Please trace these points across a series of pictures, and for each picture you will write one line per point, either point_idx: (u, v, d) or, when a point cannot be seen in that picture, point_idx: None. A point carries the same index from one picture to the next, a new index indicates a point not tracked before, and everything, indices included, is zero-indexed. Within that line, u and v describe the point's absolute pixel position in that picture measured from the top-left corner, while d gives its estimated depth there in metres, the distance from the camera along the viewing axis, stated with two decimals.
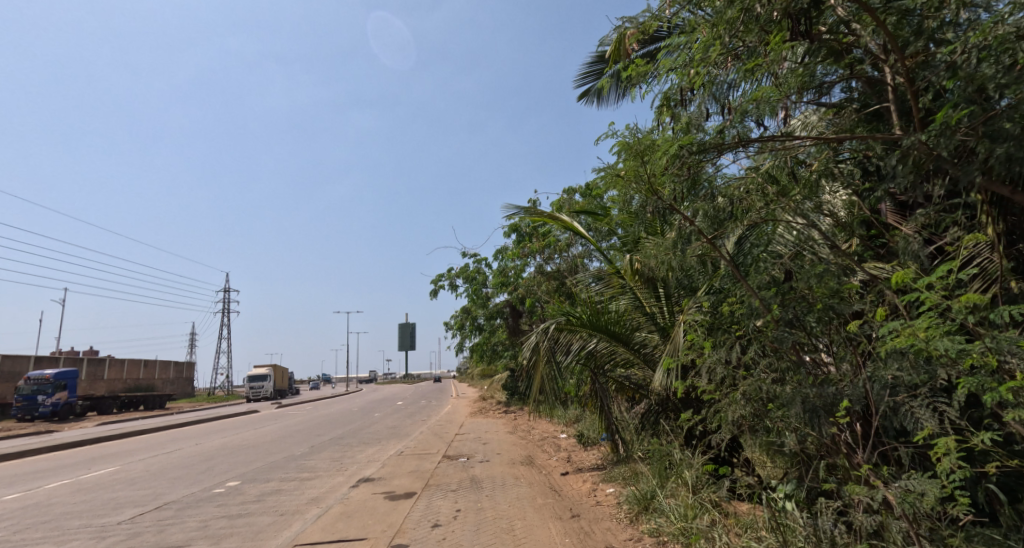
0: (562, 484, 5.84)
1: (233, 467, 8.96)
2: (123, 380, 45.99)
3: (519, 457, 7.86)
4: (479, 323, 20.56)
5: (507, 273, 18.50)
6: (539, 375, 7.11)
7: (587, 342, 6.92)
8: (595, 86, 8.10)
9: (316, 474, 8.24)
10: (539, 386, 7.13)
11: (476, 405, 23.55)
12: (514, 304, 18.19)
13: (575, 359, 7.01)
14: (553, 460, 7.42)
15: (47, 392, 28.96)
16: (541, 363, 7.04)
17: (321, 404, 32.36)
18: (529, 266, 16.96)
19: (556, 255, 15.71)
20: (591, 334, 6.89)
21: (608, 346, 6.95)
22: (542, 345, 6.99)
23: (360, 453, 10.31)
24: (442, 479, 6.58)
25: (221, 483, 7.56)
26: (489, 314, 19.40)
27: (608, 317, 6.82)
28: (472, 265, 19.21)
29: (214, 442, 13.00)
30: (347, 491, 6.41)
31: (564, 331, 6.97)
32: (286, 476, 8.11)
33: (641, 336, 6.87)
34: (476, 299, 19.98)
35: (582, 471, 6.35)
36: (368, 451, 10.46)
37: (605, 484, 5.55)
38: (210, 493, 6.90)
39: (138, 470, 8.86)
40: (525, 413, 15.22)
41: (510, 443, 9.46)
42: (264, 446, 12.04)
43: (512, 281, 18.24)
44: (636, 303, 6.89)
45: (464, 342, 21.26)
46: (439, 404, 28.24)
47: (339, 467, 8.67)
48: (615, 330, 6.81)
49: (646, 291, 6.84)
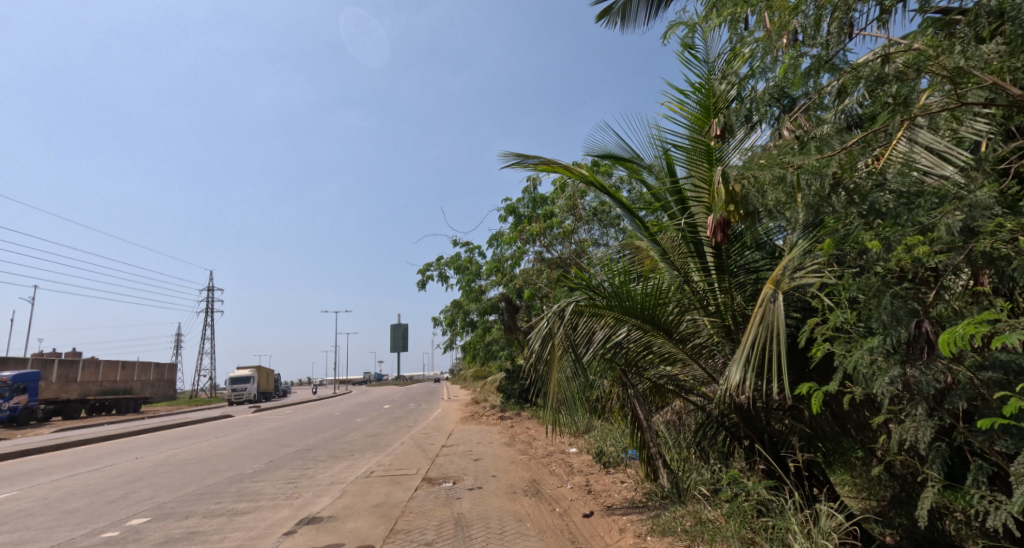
0: (588, 536, 3.99)
1: (155, 494, 7.02)
2: (97, 383, 43.64)
3: (520, 483, 6.00)
4: (471, 319, 18.45)
5: (503, 263, 16.66)
6: (552, 379, 5.16)
7: (615, 331, 5.12)
8: (618, 2, 6.30)
9: (257, 505, 6.34)
10: (553, 391, 5.16)
11: (469, 409, 21.63)
12: (511, 297, 16.53)
13: (598, 353, 5.22)
14: (566, 488, 5.59)
15: (4, 396, 26.70)
16: (556, 360, 5.09)
17: (301, 407, 30.27)
18: (528, 255, 15.12)
19: (558, 242, 14.10)
20: (618, 317, 5.06)
21: (643, 336, 5.14)
22: (556, 334, 5.06)
23: (322, 473, 8.39)
24: (415, 521, 4.72)
25: (120, 522, 5.63)
26: (483, 309, 17.53)
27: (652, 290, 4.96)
28: (464, 253, 17.41)
29: (158, 457, 11.00)
30: (280, 539, 4.55)
31: (586, 316, 5.10)
32: (215, 508, 6.19)
33: (689, 321, 5.18)
34: (467, 293, 18.04)
35: (613, 512, 4.52)
36: (332, 470, 8.54)
37: (657, 540, 3.70)
38: (94, 539, 5.00)
39: (27, 499, 6.85)
40: (524, 421, 13.37)
41: (507, 462, 7.57)
42: (212, 462, 10.09)
43: (508, 272, 16.51)
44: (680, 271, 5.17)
45: (455, 341, 19.38)
46: (428, 407, 26.29)
47: (288, 496, 6.77)
48: (655, 315, 5.02)
49: (697, 252, 5.14)
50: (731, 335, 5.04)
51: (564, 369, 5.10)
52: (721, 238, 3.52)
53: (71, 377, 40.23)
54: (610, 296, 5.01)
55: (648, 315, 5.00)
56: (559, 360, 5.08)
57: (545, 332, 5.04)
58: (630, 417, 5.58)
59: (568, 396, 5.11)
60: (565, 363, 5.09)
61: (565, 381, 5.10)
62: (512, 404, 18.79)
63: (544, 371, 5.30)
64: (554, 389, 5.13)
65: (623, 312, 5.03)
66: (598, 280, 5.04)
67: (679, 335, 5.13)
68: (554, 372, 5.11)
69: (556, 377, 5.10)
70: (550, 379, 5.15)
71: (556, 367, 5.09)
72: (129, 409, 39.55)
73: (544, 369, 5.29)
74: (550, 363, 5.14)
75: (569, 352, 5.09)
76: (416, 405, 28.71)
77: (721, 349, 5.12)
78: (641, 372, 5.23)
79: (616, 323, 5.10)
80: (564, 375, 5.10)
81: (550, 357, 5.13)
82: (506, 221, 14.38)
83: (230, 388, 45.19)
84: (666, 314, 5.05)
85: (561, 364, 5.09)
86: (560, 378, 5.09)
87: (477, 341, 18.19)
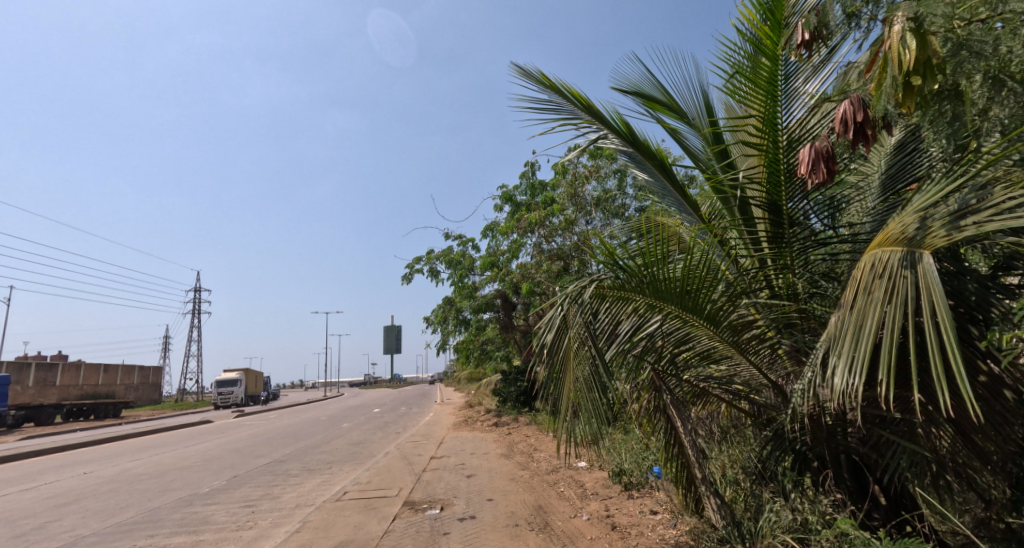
0: None
1: (79, 525, 5.81)
2: (76, 387, 42.11)
3: (522, 511, 4.86)
4: (464, 317, 17.20)
5: (498, 257, 15.52)
6: (568, 382, 3.94)
7: (646, 322, 3.95)
8: None
9: (197, 538, 5.15)
10: (572, 398, 3.94)
11: (462, 413, 20.41)
12: (507, 292, 15.48)
13: (624, 348, 4.04)
14: (582, 520, 4.42)
15: None
16: (572, 358, 3.92)
17: (287, 411, 28.93)
18: (526, 247, 14.01)
19: (558, 232, 13.36)
20: (652, 303, 3.88)
21: (681, 327, 3.96)
22: (570, 323, 3.90)
23: (289, 493, 7.21)
24: None
25: None
26: (476, 307, 16.31)
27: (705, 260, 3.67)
28: (456, 246, 16.27)
29: (108, 472, 9.78)
30: None
31: (609, 301, 3.98)
32: (143, 544, 5.01)
33: (743, 309, 3.96)
34: (460, 289, 16.85)
35: None
36: (300, 490, 7.34)
37: None
38: None
39: None
40: (523, 427, 12.23)
41: (504, 480, 6.40)
42: (167, 478, 8.86)
43: (504, 265, 15.42)
44: (718, 243, 4.10)
45: (448, 340, 18.19)
46: (419, 411, 25.03)
47: (239, 526, 5.57)
48: (700, 300, 3.82)
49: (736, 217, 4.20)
50: (793, 328, 3.96)
51: (585, 371, 3.86)
52: (824, 169, 2.39)
53: (48, 381, 38.68)
54: (646, 276, 3.78)
55: (692, 301, 3.80)
56: (578, 361, 3.89)
57: (560, 321, 3.87)
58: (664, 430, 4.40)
59: (592, 409, 3.82)
60: (585, 363, 3.87)
61: (585, 389, 3.86)
62: (509, 408, 17.57)
63: (557, 372, 4.08)
64: (572, 396, 3.93)
65: (659, 298, 3.85)
66: (625, 250, 3.84)
67: (728, 326, 3.94)
68: (571, 374, 3.91)
69: (574, 378, 3.89)
70: (566, 383, 3.95)
71: (574, 367, 3.90)
72: (108, 414, 38.02)
73: (557, 370, 4.08)
74: (566, 363, 3.96)
75: (593, 346, 3.88)
76: (408, 409, 27.43)
77: (779, 345, 3.96)
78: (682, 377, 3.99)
79: (649, 311, 3.93)
80: (584, 378, 3.87)
81: (566, 353, 3.96)
82: (502, 210, 13.24)
83: (214, 391, 43.73)
84: (714, 299, 3.86)
85: (582, 364, 3.88)
86: (580, 379, 3.87)
87: (470, 342, 17.00)
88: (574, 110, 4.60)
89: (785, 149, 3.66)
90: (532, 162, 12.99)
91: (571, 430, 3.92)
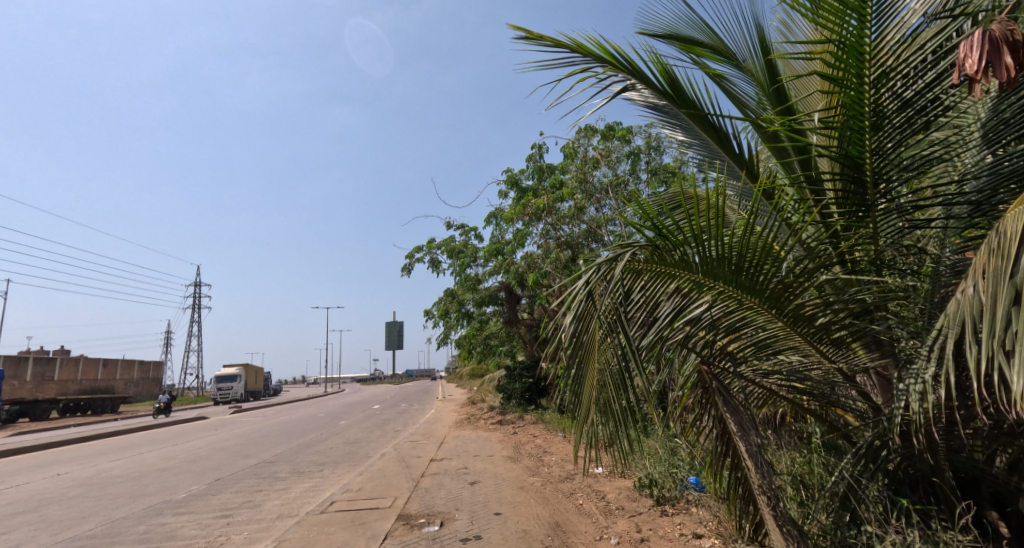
0: None
1: (26, 539, 5.08)
2: (76, 381, 41.62)
3: (537, 530, 4.09)
4: (467, 310, 16.41)
5: (504, 245, 14.75)
6: (590, 379, 3.15)
7: (690, 304, 3.07)
8: None
9: None
10: (595, 396, 3.15)
11: (465, 410, 19.75)
12: (513, 283, 14.75)
13: (661, 338, 3.18)
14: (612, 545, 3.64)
15: None
16: (595, 349, 3.09)
17: (286, 407, 28.39)
18: (533, 235, 13.22)
19: (566, 220, 12.65)
20: (698, 284, 3.02)
21: (735, 310, 3.09)
22: (596, 304, 3.06)
23: (272, 501, 6.46)
24: None
25: None
26: (480, 299, 15.60)
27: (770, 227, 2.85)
28: (459, 235, 15.51)
29: (85, 473, 9.09)
30: None
31: (645, 279, 3.11)
32: None
33: (810, 292, 3.07)
34: (462, 280, 16.10)
35: None
36: (285, 497, 6.58)
37: None
38: None
39: None
40: (530, 426, 11.54)
41: (513, 490, 5.62)
42: (144, 481, 8.12)
43: (509, 255, 14.67)
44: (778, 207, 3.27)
45: (449, 334, 17.48)
46: (422, 407, 24.41)
47: (208, 542, 4.83)
48: (758, 278, 2.98)
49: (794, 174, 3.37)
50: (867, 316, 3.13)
51: (610, 367, 3.08)
52: (1008, 65, 1.60)
53: (48, 375, 38.23)
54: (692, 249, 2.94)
55: (749, 279, 2.98)
56: (599, 356, 3.09)
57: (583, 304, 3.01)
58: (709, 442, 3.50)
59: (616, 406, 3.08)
60: (610, 359, 3.07)
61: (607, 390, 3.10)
62: (514, 406, 16.80)
63: (575, 371, 3.21)
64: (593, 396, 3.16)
65: (706, 277, 3.00)
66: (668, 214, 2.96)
67: (796, 313, 3.07)
68: (594, 369, 3.12)
69: (597, 373, 3.11)
70: (587, 381, 3.16)
71: (596, 360, 3.10)
72: (106, 409, 37.49)
73: (575, 368, 3.21)
74: (586, 357, 3.12)
75: (620, 337, 3.03)
76: (410, 405, 26.87)
77: (852, 336, 3.14)
78: (737, 376, 3.06)
79: (693, 294, 3.06)
80: (610, 373, 3.08)
81: (587, 346, 3.09)
82: (507, 195, 12.44)
83: (214, 386, 43.20)
84: (779, 277, 2.99)
85: (605, 358, 3.08)
86: (603, 378, 3.10)
87: (474, 336, 16.21)
88: (591, 59, 3.80)
89: (872, 84, 2.76)
90: (539, 144, 12.16)
91: (592, 436, 3.12)
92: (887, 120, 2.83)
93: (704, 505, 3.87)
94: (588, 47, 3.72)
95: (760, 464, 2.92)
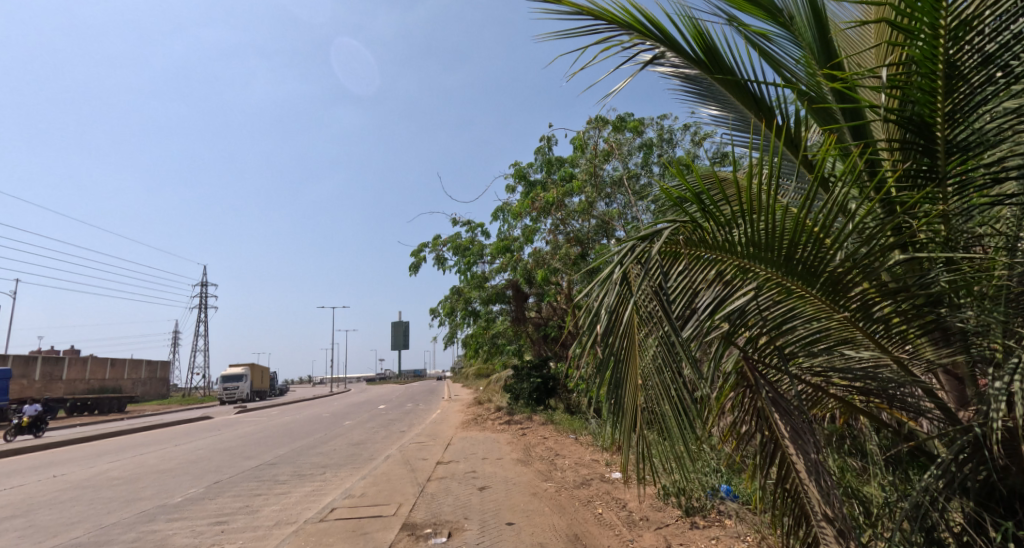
0: None
1: None
2: (84, 380, 41.64)
3: (554, 543, 3.72)
4: (473, 308, 16.07)
5: (511, 241, 14.33)
6: (628, 377, 2.70)
7: (733, 292, 2.73)
8: None
9: None
10: (638, 398, 2.64)
11: (472, 410, 19.45)
12: (520, 280, 14.40)
13: (702, 332, 2.81)
14: None
15: None
16: (634, 341, 2.64)
17: (291, 407, 28.18)
18: (541, 231, 12.85)
19: (576, 215, 12.27)
20: (743, 268, 2.66)
21: (784, 301, 2.71)
22: (628, 290, 2.73)
23: (269, 506, 6.13)
24: None
25: None
26: (487, 297, 15.25)
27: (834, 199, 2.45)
28: (465, 231, 15.16)
29: (81, 475, 8.80)
30: None
31: (683, 263, 2.83)
32: None
33: (868, 286, 2.67)
34: (468, 278, 15.76)
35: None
36: (283, 503, 6.25)
37: None
38: None
39: None
40: (539, 428, 11.18)
41: (525, 497, 5.25)
42: (140, 484, 7.82)
43: (516, 251, 14.30)
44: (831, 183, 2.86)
45: (455, 333, 17.13)
46: (428, 408, 24.13)
47: None
48: (814, 265, 2.57)
49: (848, 147, 2.99)
50: (937, 308, 2.71)
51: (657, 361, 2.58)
52: None
53: (56, 375, 38.23)
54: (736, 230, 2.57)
55: (802, 265, 2.58)
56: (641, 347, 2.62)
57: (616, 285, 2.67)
58: (753, 454, 3.03)
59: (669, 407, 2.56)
60: (657, 350, 2.60)
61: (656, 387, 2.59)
62: (522, 406, 16.42)
63: (608, 366, 2.79)
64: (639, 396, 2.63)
65: (752, 260, 2.63)
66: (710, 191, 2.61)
67: (853, 303, 2.70)
68: (630, 366, 2.68)
69: (641, 370, 2.61)
70: (624, 379, 2.71)
71: (639, 353, 2.62)
72: (112, 408, 37.39)
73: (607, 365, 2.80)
74: (621, 350, 2.70)
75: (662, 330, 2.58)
76: (416, 405, 26.63)
77: (913, 332, 2.78)
78: (789, 375, 2.68)
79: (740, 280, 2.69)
80: (657, 369, 2.59)
81: (623, 335, 2.69)
82: (515, 190, 12.08)
83: (221, 386, 43.13)
84: (837, 263, 2.59)
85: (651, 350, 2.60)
86: (650, 372, 2.60)
87: (480, 335, 15.87)
88: (615, 27, 3.45)
89: (948, 37, 2.31)
90: (547, 136, 11.79)
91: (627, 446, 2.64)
92: (964, 79, 2.40)
93: (747, 521, 3.47)
94: (612, 13, 3.37)
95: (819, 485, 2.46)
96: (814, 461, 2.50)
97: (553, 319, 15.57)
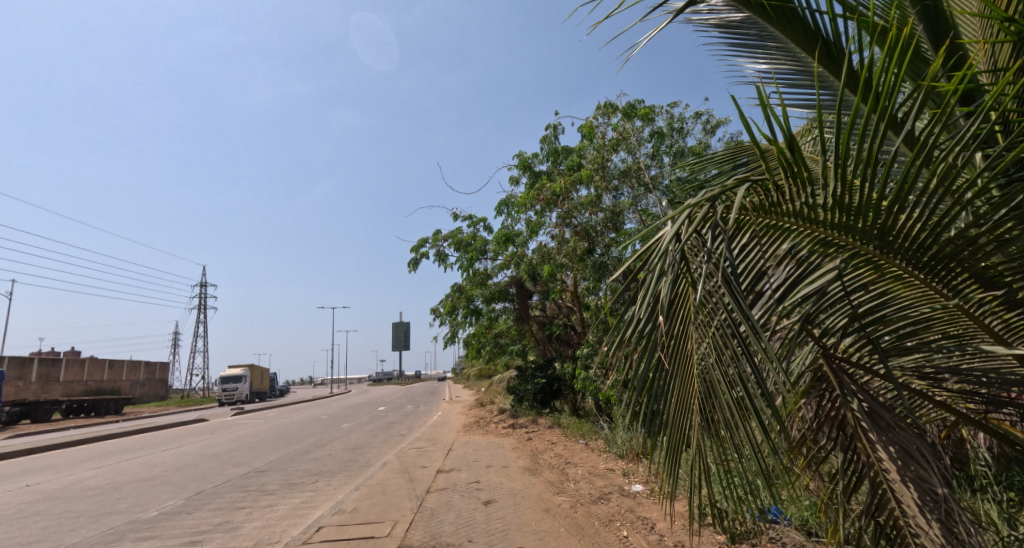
0: None
1: None
2: (82, 381, 41.07)
3: None
4: (476, 307, 15.47)
5: (515, 234, 13.71)
6: (684, 386, 1.91)
7: (812, 273, 2.01)
8: None
9: None
10: (700, 416, 1.82)
11: (474, 413, 18.86)
12: (524, 277, 13.82)
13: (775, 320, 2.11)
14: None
15: None
16: (693, 337, 1.84)
17: (290, 409, 27.64)
18: (546, 225, 12.28)
19: (583, 208, 11.69)
20: (825, 241, 1.99)
21: (878, 284, 2.09)
22: (680, 265, 1.91)
23: (251, 523, 5.51)
24: None
25: None
26: (489, 295, 14.67)
27: (967, 130, 1.75)
28: (467, 226, 14.58)
29: (55, 484, 8.18)
30: None
31: (751, 233, 2.12)
32: None
33: (996, 267, 2.03)
34: (470, 275, 15.18)
35: None
36: (267, 518, 5.62)
37: None
38: None
39: None
40: (546, 432, 10.60)
41: (536, 514, 4.63)
42: (115, 495, 7.19)
43: (520, 245, 13.69)
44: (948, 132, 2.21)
45: (457, 332, 16.54)
46: (429, 409, 23.57)
47: None
48: (927, 237, 1.93)
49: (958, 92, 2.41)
50: None
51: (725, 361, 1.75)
52: None
53: (54, 376, 37.63)
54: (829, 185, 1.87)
55: (907, 234, 1.94)
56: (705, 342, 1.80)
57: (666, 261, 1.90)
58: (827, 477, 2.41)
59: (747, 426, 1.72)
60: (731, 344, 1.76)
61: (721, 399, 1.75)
62: (526, 409, 15.79)
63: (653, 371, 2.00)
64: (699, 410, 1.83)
65: (838, 231, 1.97)
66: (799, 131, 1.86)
67: (968, 289, 2.08)
68: (685, 368, 1.88)
69: (700, 375, 1.81)
70: (677, 389, 1.92)
71: (698, 350, 1.82)
72: (110, 410, 36.77)
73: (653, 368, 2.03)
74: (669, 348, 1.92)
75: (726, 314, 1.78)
76: (417, 406, 26.11)
77: None
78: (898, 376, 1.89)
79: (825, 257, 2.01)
80: (726, 373, 1.75)
81: (673, 328, 1.90)
82: (519, 181, 11.49)
83: (220, 388, 42.60)
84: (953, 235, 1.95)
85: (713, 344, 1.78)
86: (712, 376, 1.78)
87: (482, 335, 15.28)
88: None
89: None
90: (554, 124, 11.22)
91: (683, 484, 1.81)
92: None
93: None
94: None
95: (951, 531, 1.72)
96: (941, 496, 1.75)
97: (558, 318, 15.01)
